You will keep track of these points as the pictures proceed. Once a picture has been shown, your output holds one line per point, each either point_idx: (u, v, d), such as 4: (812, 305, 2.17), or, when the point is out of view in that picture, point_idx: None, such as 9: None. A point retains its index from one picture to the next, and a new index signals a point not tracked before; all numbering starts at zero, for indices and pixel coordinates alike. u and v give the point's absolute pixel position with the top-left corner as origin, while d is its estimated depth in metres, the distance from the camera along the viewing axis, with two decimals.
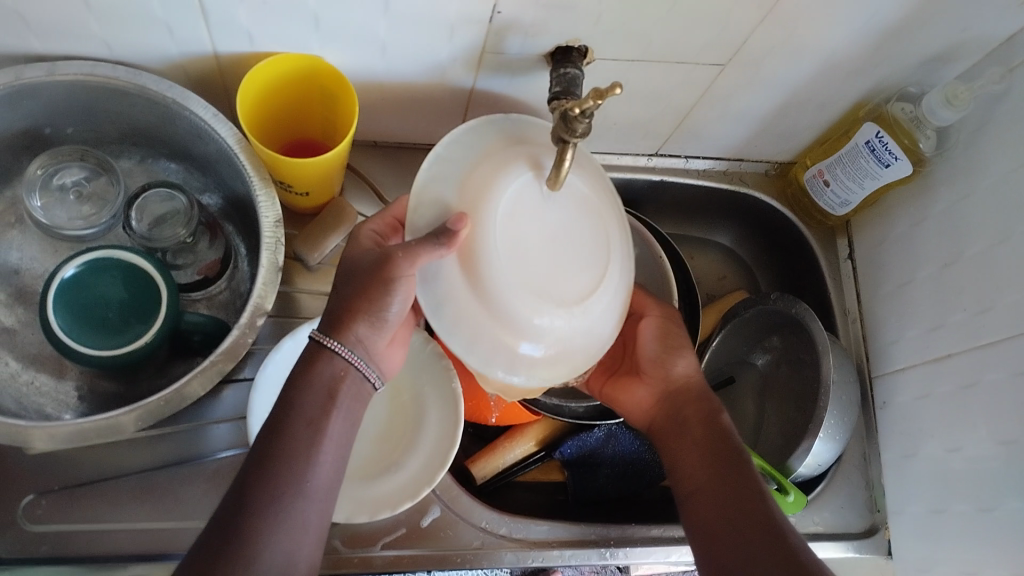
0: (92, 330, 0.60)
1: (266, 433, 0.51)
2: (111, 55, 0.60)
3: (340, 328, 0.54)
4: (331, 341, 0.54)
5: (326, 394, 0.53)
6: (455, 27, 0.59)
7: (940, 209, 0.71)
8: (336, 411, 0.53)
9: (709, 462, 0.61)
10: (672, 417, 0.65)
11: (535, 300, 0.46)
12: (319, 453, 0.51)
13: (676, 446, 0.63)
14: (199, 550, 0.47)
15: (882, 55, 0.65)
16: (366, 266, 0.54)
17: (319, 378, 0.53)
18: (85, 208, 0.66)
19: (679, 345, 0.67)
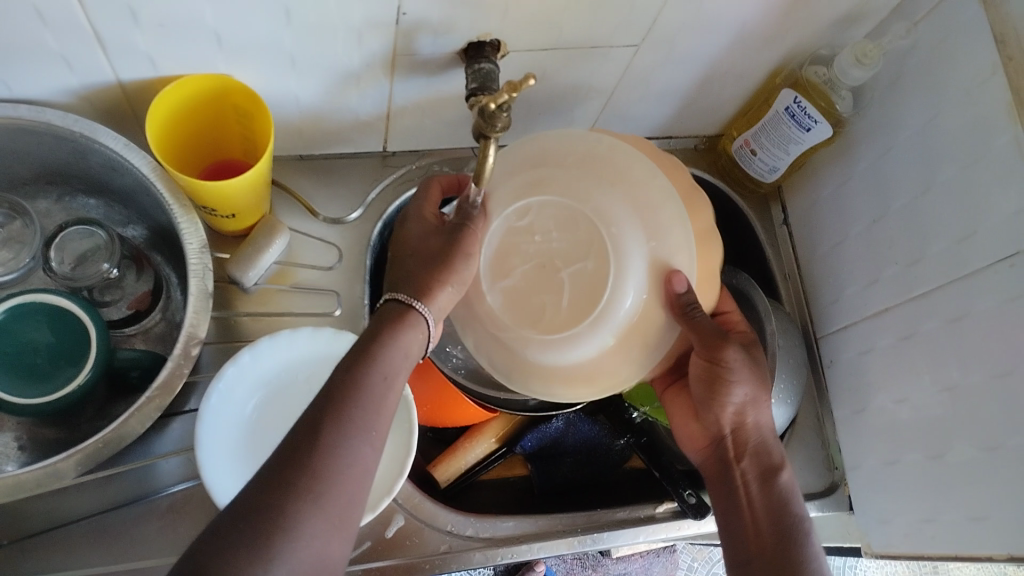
0: (21, 379, 0.58)
1: (341, 374, 0.51)
2: (11, 95, 0.58)
3: (425, 291, 0.55)
4: (419, 304, 0.55)
5: (402, 353, 0.54)
6: (363, 33, 0.58)
7: (864, 166, 0.72)
8: (402, 372, 0.54)
9: (762, 516, 0.63)
10: (725, 466, 0.66)
11: (521, 335, 0.57)
12: (386, 407, 0.51)
13: (726, 496, 0.65)
14: (263, 482, 0.46)
15: (792, 21, 0.66)
16: (427, 241, 0.58)
17: (399, 340, 0.54)
18: (2, 253, 0.64)
19: (734, 379, 0.63)
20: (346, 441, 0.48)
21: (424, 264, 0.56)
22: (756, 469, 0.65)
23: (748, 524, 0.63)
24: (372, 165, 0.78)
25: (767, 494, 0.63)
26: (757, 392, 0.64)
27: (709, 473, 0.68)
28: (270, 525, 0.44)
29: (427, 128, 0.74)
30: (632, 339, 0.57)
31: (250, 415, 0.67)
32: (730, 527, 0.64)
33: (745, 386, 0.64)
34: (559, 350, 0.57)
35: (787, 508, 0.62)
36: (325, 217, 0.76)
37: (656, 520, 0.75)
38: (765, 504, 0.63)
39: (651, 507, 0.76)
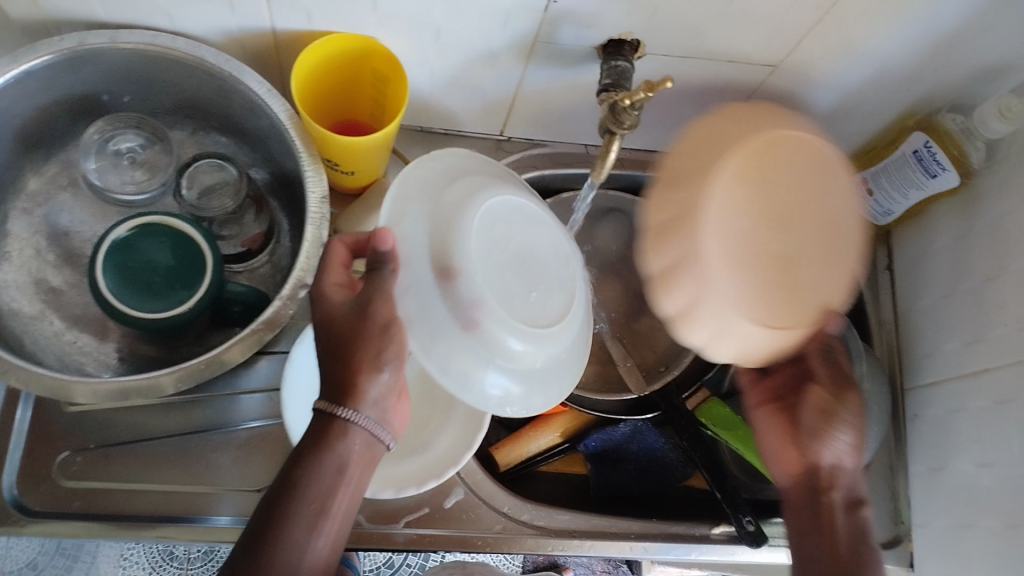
0: (137, 293, 0.61)
1: (266, 510, 0.50)
2: (171, 26, 0.61)
3: (350, 392, 0.52)
4: (342, 410, 0.51)
5: (337, 468, 0.51)
6: (511, 15, 0.59)
7: (985, 223, 0.70)
8: (343, 488, 0.51)
9: (845, 544, 0.58)
10: (813, 490, 0.60)
11: (513, 326, 0.51)
12: (316, 534, 0.50)
13: (805, 523, 0.59)
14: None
15: (936, 64, 0.65)
16: (349, 317, 0.52)
17: (330, 458, 0.51)
18: (138, 174, 0.67)
19: (844, 423, 0.60)
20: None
21: (345, 359, 0.52)
22: (843, 501, 0.60)
23: (826, 553, 0.58)
24: (486, 146, 0.80)
25: (851, 526, 0.59)
26: (860, 444, 0.61)
27: (789, 504, 0.61)
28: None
29: (548, 118, 0.75)
30: (519, 367, 0.53)
31: None
32: (806, 555, 0.58)
33: (851, 430, 0.60)
34: (504, 323, 0.51)
35: (865, 546, 0.58)
36: None
37: (709, 541, 0.76)
38: (846, 537, 0.58)
39: (707, 527, 0.76)
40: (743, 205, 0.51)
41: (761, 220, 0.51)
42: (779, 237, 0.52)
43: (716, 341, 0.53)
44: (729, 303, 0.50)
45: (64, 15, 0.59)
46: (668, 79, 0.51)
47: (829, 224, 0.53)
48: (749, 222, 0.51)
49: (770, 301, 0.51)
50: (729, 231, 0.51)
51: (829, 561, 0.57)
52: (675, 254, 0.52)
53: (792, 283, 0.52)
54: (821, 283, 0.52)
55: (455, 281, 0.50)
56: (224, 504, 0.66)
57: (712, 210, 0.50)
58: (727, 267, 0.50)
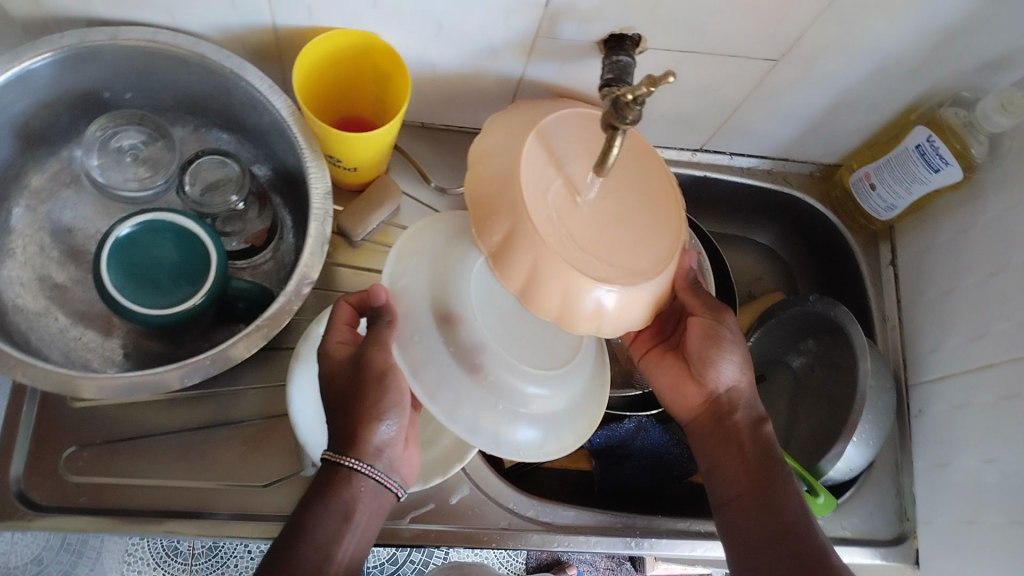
0: (142, 289, 0.61)
1: (275, 554, 0.53)
2: (174, 23, 0.62)
3: (355, 444, 0.54)
4: (347, 459, 0.54)
5: (342, 516, 0.54)
6: (512, 9, 0.59)
7: (989, 217, 0.70)
8: (348, 534, 0.55)
9: (751, 458, 0.62)
10: (718, 417, 0.63)
11: (527, 370, 0.57)
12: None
13: (716, 449, 0.63)
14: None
15: (939, 58, 0.65)
16: (347, 369, 0.55)
17: (335, 505, 0.54)
18: (141, 171, 0.68)
19: (726, 345, 0.62)
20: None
21: (346, 411, 0.54)
22: (746, 421, 0.63)
23: (737, 472, 0.62)
24: None
25: (756, 441, 0.62)
26: (747, 362, 0.63)
27: (696, 433, 0.65)
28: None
29: None
30: (538, 412, 0.57)
31: None
32: (724, 478, 0.62)
33: (737, 354, 0.63)
34: (506, 364, 0.56)
35: (775, 458, 0.62)
36: (437, 185, 0.78)
37: (715, 536, 0.76)
38: (756, 454, 0.62)
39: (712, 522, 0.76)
40: (551, 180, 0.51)
41: (592, 194, 0.52)
42: (595, 201, 0.52)
43: (574, 309, 0.50)
44: (565, 258, 0.49)
45: (66, 13, 0.60)
46: (671, 74, 0.48)
47: (659, 201, 0.54)
48: (548, 190, 0.51)
49: (640, 246, 0.52)
50: (546, 204, 0.50)
51: (744, 481, 0.61)
52: (513, 239, 0.50)
53: (614, 241, 0.51)
54: (643, 241, 0.52)
55: (457, 328, 0.56)
56: (228, 499, 0.67)
57: (529, 187, 0.50)
58: (563, 238, 0.50)
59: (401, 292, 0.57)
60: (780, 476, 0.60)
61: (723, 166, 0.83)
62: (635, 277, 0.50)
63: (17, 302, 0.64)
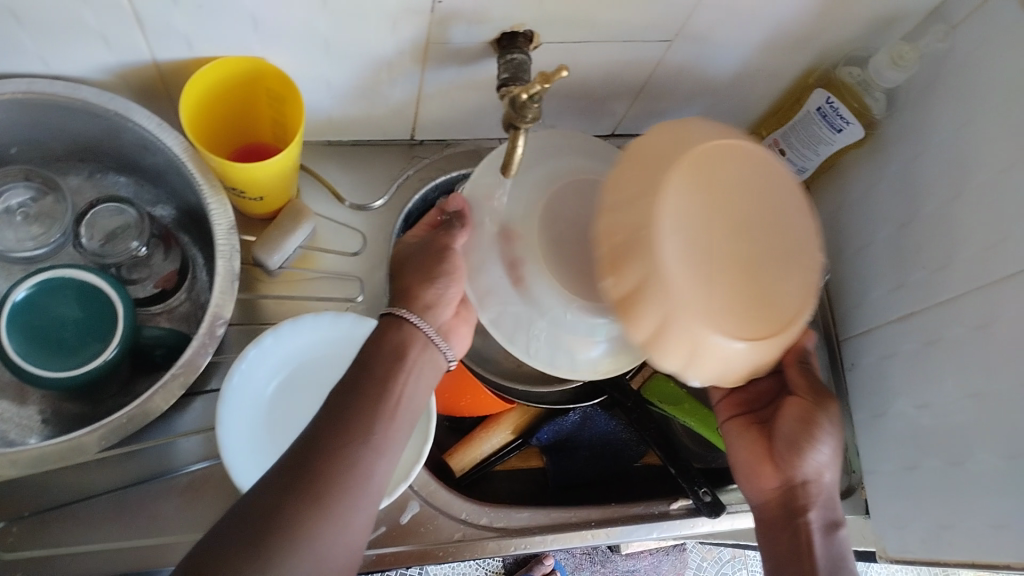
0: (49, 352, 0.59)
1: (340, 392, 0.53)
2: (48, 71, 0.59)
3: (409, 299, 0.58)
4: (398, 309, 0.57)
5: (396, 355, 0.55)
6: (398, 19, 0.58)
7: (894, 170, 0.71)
8: (405, 371, 0.55)
9: (819, 556, 0.58)
10: (790, 512, 0.60)
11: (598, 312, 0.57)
12: (389, 410, 0.53)
13: (782, 549, 0.60)
14: (267, 486, 0.48)
15: (827, 20, 0.65)
16: (416, 248, 0.61)
17: (391, 346, 0.55)
18: (34, 228, 0.65)
19: (819, 435, 0.61)
20: (351, 447, 0.50)
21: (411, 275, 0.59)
22: (821, 522, 0.60)
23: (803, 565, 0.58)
24: (398, 152, 0.78)
25: (828, 545, 0.59)
26: (835, 455, 0.62)
27: (762, 517, 0.62)
28: (279, 538, 0.46)
29: (456, 117, 0.74)
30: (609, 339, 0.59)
31: (268, 397, 0.68)
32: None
33: (831, 448, 0.61)
34: (559, 318, 0.58)
35: (843, 568, 0.58)
36: (352, 202, 0.76)
37: (671, 516, 0.76)
38: (829, 555, 0.58)
39: (666, 503, 0.76)
40: (698, 228, 0.48)
41: (737, 231, 0.49)
42: (735, 238, 0.49)
43: (701, 360, 0.50)
44: (695, 315, 0.47)
45: None
46: (563, 70, 0.49)
47: (794, 258, 0.50)
48: (710, 241, 0.48)
49: (767, 317, 0.49)
50: (684, 266, 0.47)
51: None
52: (649, 303, 0.48)
53: (756, 293, 0.49)
54: (785, 287, 0.49)
55: (514, 241, 0.58)
56: (173, 553, 0.65)
57: (670, 259, 0.47)
58: (700, 286, 0.47)
59: (474, 203, 0.60)
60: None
61: None
62: (775, 332, 0.49)
63: None
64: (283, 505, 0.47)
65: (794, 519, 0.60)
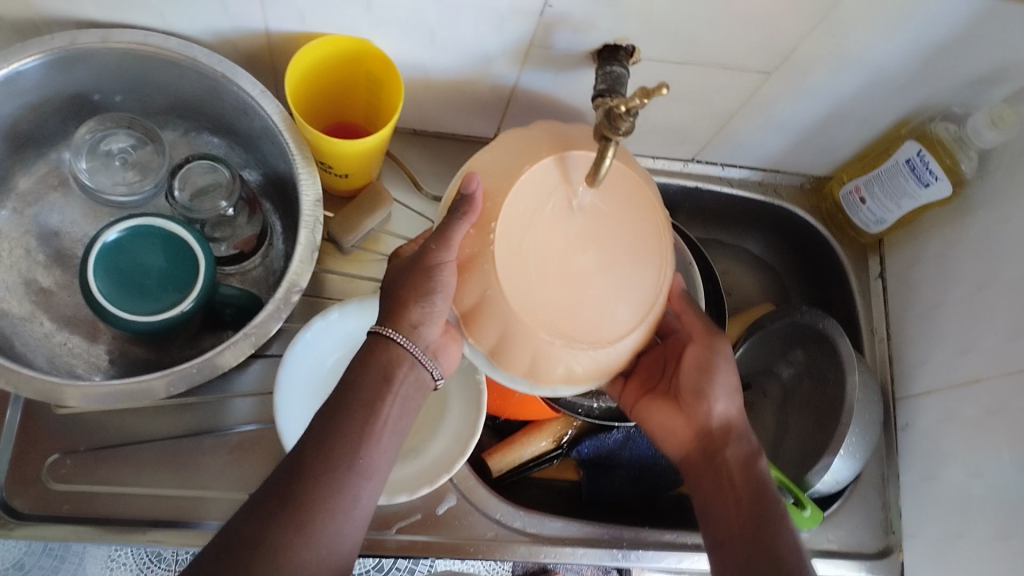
0: (130, 296, 0.60)
1: (322, 414, 0.54)
2: (167, 27, 0.61)
3: (396, 317, 0.56)
4: (386, 330, 0.55)
5: (383, 377, 0.55)
6: (508, 19, 0.59)
7: (977, 232, 0.70)
8: (393, 395, 0.55)
9: (745, 496, 0.60)
10: (709, 455, 0.62)
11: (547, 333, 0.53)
12: (373, 432, 0.54)
13: (708, 489, 0.61)
14: (246, 515, 0.50)
15: (929, 73, 0.65)
16: (406, 264, 0.56)
17: (376, 365, 0.55)
18: (129, 175, 0.67)
19: (720, 378, 0.64)
20: (332, 473, 0.51)
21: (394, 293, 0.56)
22: (741, 455, 0.62)
23: (729, 513, 0.59)
24: (481, 149, 0.79)
25: (749, 479, 0.60)
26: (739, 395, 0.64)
27: (691, 474, 0.63)
28: (264, 562, 0.48)
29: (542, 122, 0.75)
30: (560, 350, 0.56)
31: (328, 370, 0.70)
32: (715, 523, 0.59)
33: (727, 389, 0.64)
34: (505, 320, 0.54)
35: (767, 495, 0.60)
36: (429, 194, 0.77)
37: (702, 549, 0.75)
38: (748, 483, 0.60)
39: (700, 535, 0.76)
40: (544, 266, 0.52)
41: (587, 240, 0.53)
42: (576, 261, 0.53)
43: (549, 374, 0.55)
44: (529, 329, 0.52)
45: (55, 16, 0.59)
46: (665, 86, 0.49)
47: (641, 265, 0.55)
48: (534, 261, 0.52)
49: (611, 329, 0.54)
50: (535, 280, 0.52)
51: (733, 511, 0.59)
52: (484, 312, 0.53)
53: (572, 298, 0.53)
54: (601, 302, 0.53)
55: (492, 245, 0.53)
56: (214, 508, 0.66)
57: (510, 290, 0.52)
58: (538, 303, 0.52)
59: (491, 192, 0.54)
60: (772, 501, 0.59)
61: (715, 177, 0.83)
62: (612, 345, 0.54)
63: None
64: (266, 536, 0.49)
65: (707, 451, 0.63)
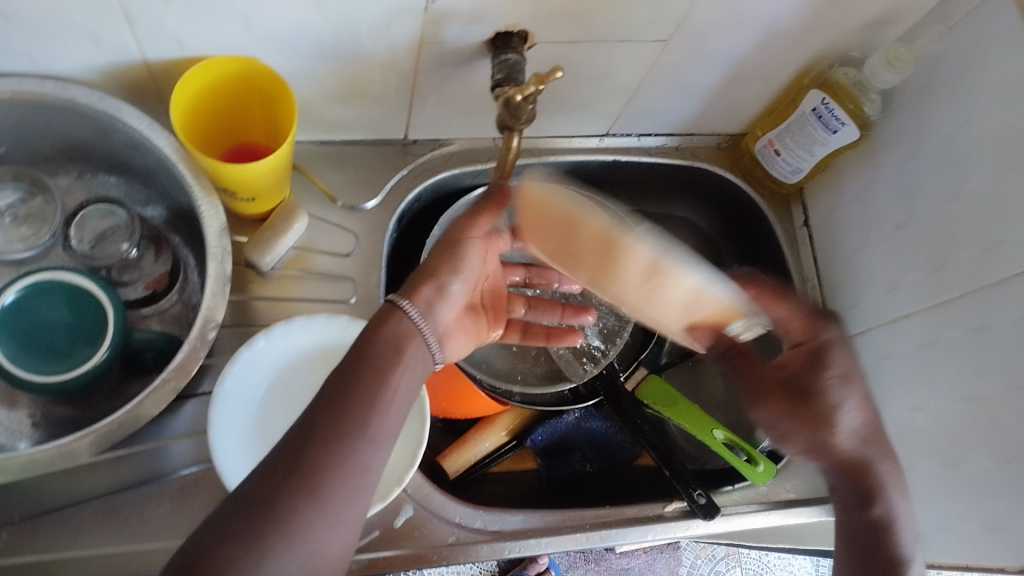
0: (38, 357, 0.58)
1: (334, 380, 0.51)
2: (37, 71, 0.58)
3: (411, 292, 0.56)
4: (404, 301, 0.55)
5: (393, 350, 0.53)
6: (392, 19, 0.57)
7: (890, 171, 0.71)
8: (401, 366, 0.53)
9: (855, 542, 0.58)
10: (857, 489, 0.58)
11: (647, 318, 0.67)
12: (382, 402, 0.51)
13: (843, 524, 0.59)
14: (263, 477, 0.47)
15: (823, 20, 0.65)
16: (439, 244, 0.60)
17: (386, 337, 0.53)
18: (22, 230, 0.64)
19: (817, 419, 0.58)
20: (343, 438, 0.49)
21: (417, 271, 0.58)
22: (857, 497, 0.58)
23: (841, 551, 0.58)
24: (392, 152, 0.78)
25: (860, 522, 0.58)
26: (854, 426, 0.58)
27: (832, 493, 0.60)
28: (273, 527, 0.45)
29: (449, 117, 0.73)
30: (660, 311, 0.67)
31: (260, 399, 0.67)
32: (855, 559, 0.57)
33: (856, 402, 0.59)
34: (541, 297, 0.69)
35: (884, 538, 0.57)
36: (344, 204, 0.75)
37: (665, 519, 0.74)
38: (905, 514, 0.58)
39: (661, 506, 0.75)
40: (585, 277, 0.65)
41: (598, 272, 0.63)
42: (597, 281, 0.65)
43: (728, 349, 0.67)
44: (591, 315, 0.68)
45: None
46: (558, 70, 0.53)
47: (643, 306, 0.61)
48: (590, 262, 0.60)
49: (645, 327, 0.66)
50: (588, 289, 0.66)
51: (854, 536, 0.58)
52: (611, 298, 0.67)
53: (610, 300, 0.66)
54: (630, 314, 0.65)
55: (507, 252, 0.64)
56: (165, 558, 0.64)
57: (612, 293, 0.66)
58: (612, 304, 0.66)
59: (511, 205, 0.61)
60: (889, 519, 0.57)
61: (633, 148, 0.83)
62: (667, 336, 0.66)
63: None
64: (277, 499, 0.46)
65: (863, 473, 0.58)
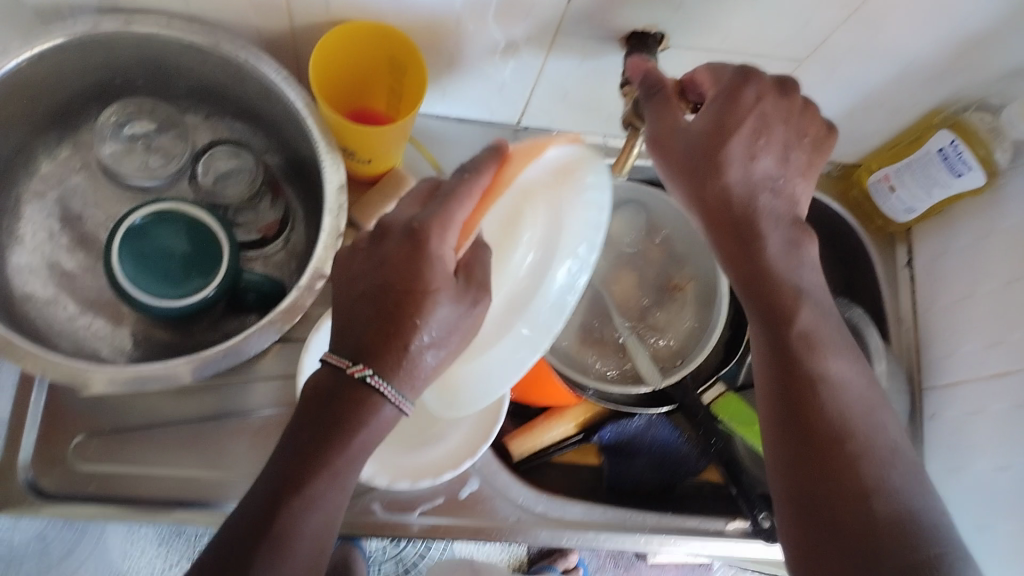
0: (155, 280, 0.61)
1: (275, 489, 0.46)
2: (188, 11, 0.60)
3: (393, 373, 0.46)
4: (384, 388, 0.46)
5: (364, 448, 0.47)
6: (534, 5, 0.58)
7: (1010, 224, 0.69)
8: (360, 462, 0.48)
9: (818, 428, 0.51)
10: (782, 355, 0.53)
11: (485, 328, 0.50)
12: (326, 503, 0.47)
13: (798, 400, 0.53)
14: None
15: (965, 61, 0.64)
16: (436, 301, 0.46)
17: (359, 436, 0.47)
18: (152, 160, 0.67)
19: (748, 237, 0.52)
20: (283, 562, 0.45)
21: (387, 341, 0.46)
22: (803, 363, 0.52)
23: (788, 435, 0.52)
24: (503, 134, 0.79)
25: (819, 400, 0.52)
26: (777, 243, 0.53)
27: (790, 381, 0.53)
28: None
29: (568, 107, 0.74)
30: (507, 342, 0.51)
31: None
32: (808, 478, 0.50)
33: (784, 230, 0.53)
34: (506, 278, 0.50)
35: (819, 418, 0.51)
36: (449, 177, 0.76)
37: (725, 535, 0.75)
38: (857, 381, 0.54)
39: (723, 521, 0.76)
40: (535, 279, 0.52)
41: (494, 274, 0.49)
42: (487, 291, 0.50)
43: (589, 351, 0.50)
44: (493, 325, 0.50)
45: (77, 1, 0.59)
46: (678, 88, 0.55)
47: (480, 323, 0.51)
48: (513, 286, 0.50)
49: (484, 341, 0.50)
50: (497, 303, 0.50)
51: (803, 438, 0.51)
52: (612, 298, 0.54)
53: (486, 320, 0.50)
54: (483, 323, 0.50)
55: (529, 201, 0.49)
56: (237, 490, 0.66)
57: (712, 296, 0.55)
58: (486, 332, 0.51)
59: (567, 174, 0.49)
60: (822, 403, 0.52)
61: None
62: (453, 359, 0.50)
63: (26, 291, 0.63)
64: None
65: (793, 364, 0.53)
